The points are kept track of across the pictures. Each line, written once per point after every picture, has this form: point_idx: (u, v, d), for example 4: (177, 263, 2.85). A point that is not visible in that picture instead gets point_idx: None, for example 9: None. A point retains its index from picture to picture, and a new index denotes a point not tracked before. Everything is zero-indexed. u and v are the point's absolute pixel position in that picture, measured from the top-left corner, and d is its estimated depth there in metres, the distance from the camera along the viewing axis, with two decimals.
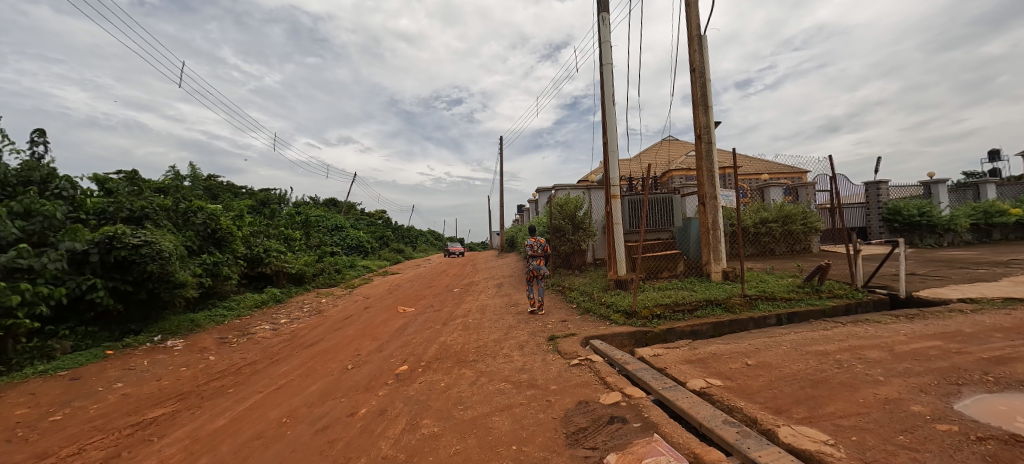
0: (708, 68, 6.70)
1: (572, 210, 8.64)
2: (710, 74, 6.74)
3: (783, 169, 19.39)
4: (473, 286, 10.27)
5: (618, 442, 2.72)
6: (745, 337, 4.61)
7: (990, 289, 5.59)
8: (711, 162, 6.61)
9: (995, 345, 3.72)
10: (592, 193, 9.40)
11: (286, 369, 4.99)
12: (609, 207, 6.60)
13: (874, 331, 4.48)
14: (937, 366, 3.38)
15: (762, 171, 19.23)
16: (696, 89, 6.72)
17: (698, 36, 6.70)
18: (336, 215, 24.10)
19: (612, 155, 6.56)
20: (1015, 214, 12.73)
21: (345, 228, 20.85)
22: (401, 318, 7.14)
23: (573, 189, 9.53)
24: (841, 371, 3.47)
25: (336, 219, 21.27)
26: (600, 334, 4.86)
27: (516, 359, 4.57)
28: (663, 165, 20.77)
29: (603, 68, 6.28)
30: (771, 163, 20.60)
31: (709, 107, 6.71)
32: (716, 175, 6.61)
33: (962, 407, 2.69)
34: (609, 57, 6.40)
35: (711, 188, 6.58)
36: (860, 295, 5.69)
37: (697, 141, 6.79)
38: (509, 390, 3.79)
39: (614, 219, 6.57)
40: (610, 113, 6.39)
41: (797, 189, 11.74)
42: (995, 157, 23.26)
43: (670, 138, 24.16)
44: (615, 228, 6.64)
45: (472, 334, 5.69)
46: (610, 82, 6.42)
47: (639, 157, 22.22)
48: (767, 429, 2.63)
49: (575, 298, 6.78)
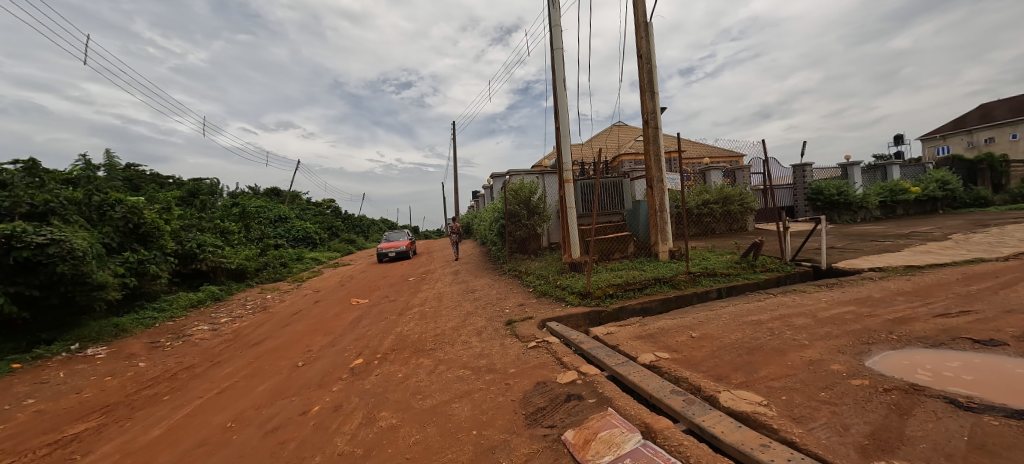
0: (654, 55, 6.90)
1: (527, 195, 8.64)
2: (656, 61, 6.96)
3: (721, 153, 20.79)
4: (429, 274, 10.16)
5: (575, 418, 2.86)
6: (691, 312, 4.89)
7: (894, 259, 6.33)
8: (659, 147, 6.84)
9: (897, 307, 4.23)
10: (545, 178, 9.53)
11: (229, 370, 4.68)
12: (562, 191, 6.61)
13: (801, 299, 4.93)
14: (852, 328, 3.79)
15: (704, 155, 20.43)
16: (644, 76, 6.91)
17: (645, 23, 6.88)
18: (279, 205, 22.49)
19: (565, 139, 6.58)
20: (913, 191, 14.50)
21: (289, 218, 19.62)
22: (354, 310, 6.91)
23: (527, 174, 9.61)
24: (773, 337, 3.79)
25: (279, 209, 19.94)
26: (556, 316, 4.98)
27: (475, 345, 4.56)
28: (613, 150, 21.57)
29: (554, 52, 6.26)
30: (711, 147, 22.07)
31: (655, 93, 6.95)
32: (663, 158, 6.85)
33: (872, 364, 3.06)
34: (561, 42, 6.40)
35: (658, 172, 6.83)
36: (789, 268, 6.18)
37: (645, 125, 7.00)
38: (468, 376, 3.79)
39: (568, 203, 6.63)
40: (562, 96, 6.40)
41: (735, 172, 12.74)
42: (900, 141, 26.04)
43: (618, 123, 25.08)
44: (569, 213, 6.71)
45: (429, 323, 5.62)
46: (562, 66, 6.41)
47: (591, 142, 22.93)
48: (709, 395, 2.93)
49: (532, 282, 6.84)
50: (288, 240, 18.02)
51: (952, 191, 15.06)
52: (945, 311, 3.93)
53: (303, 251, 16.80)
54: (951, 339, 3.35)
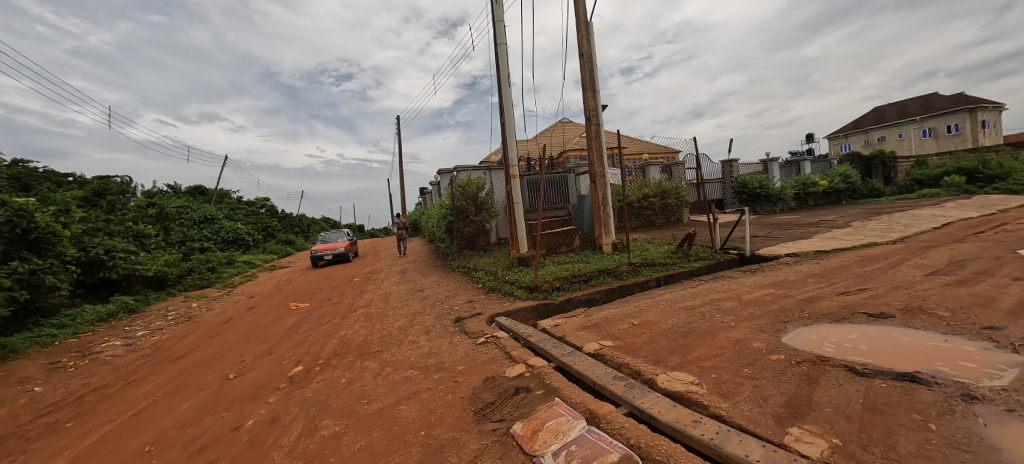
0: (594, 54, 7.14)
1: (474, 191, 8.67)
2: (596, 60, 7.21)
3: (659, 150, 22.15)
4: (375, 274, 9.83)
5: (523, 410, 2.90)
6: (632, 300, 5.14)
7: (806, 244, 7.08)
8: (601, 143, 7.09)
9: (808, 288, 4.73)
10: (493, 173, 9.62)
11: (148, 389, 4.22)
12: (509, 187, 6.65)
13: (729, 284, 5.35)
14: (771, 308, 4.17)
15: (643, 152, 21.68)
16: (585, 74, 7.12)
17: (585, 22, 7.08)
18: (205, 205, 20.55)
19: (510, 135, 6.62)
20: (821, 185, 16.29)
21: (217, 219, 17.98)
22: (293, 315, 6.50)
23: (474, 170, 9.64)
24: (704, 320, 4.07)
25: (205, 209, 18.20)
26: (505, 311, 5.01)
27: (423, 344, 4.47)
28: (559, 146, 22.24)
29: (498, 47, 6.27)
30: (649, 144, 23.47)
31: (596, 91, 7.20)
32: (604, 154, 7.11)
33: (788, 339, 3.39)
34: (504, 37, 6.42)
35: (601, 168, 7.08)
36: (718, 256, 6.68)
37: (587, 122, 7.23)
38: (415, 376, 3.70)
39: (515, 199, 6.71)
40: (507, 92, 6.43)
41: (671, 167, 13.50)
42: (811, 139, 29.14)
43: (564, 121, 25.87)
44: (515, 208, 6.79)
45: (375, 324, 5.43)
46: (506, 61, 6.43)
47: (537, 138, 23.42)
48: (649, 378, 3.09)
49: (480, 278, 6.84)
50: (215, 243, 16.42)
51: (852, 184, 17.12)
52: (846, 290, 4.44)
53: (233, 254, 15.42)
54: (851, 314, 3.80)
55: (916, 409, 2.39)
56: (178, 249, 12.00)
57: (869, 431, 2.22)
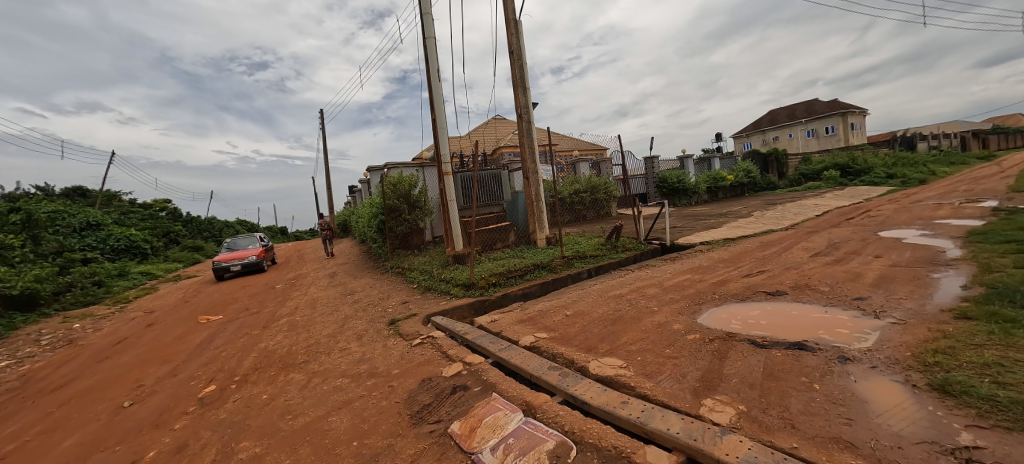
0: (524, 52, 7.30)
1: (406, 189, 8.45)
2: (526, 58, 7.38)
3: (587, 147, 23.36)
4: (301, 279, 9.19)
5: (460, 409, 2.87)
6: (565, 292, 5.34)
7: (717, 233, 7.87)
8: (532, 140, 7.27)
9: (718, 272, 5.25)
10: (426, 170, 9.54)
11: (13, 430, 3.54)
12: (442, 184, 6.59)
13: (652, 272, 5.78)
14: (689, 292, 4.57)
15: (573, 149, 22.74)
16: (516, 71, 7.25)
17: (514, 21, 7.21)
18: (87, 208, 17.65)
19: (442, 131, 6.55)
20: (729, 179, 18.09)
21: (105, 225, 15.55)
22: (204, 330, 5.85)
23: (406, 166, 9.35)
24: (631, 307, 4.35)
25: (86, 214, 15.64)
26: (441, 310, 4.95)
27: (354, 351, 4.27)
28: (493, 143, 22.59)
29: (427, 41, 6.16)
30: (579, 142, 24.65)
31: (527, 89, 7.37)
32: (536, 151, 7.31)
33: (702, 320, 3.74)
34: (434, 31, 6.32)
35: (533, 164, 7.25)
36: (643, 246, 7.16)
37: (519, 119, 7.37)
38: (347, 385, 3.52)
39: (448, 196, 6.66)
40: (437, 87, 6.35)
41: (601, 163, 14.27)
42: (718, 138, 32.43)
43: (498, 119, 26.28)
44: (450, 206, 6.74)
45: (301, 333, 5.08)
46: (435, 56, 6.34)
47: (470, 135, 23.52)
48: (581, 366, 3.22)
49: (414, 278, 6.69)
50: (101, 252, 13.90)
51: (753, 178, 19.28)
52: (749, 272, 5.00)
53: (128, 265, 13.44)
54: (753, 293, 4.27)
55: (804, 373, 2.74)
56: (53, 263, 10.17)
57: (768, 396, 2.51)
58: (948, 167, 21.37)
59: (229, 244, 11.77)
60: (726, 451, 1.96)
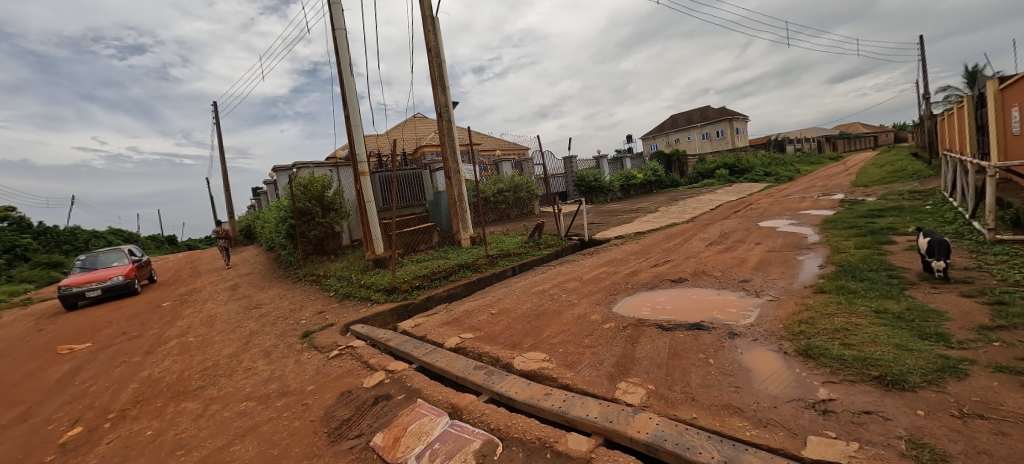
0: (442, 50, 7.23)
1: (320, 190, 7.95)
2: (444, 57, 7.32)
3: (509, 147, 23.94)
4: (193, 295, 8.08)
5: (383, 419, 2.74)
6: (490, 291, 5.40)
7: (629, 227, 8.57)
8: (453, 139, 7.23)
9: (630, 263, 5.71)
10: (341, 170, 9.03)
11: None
12: (359, 185, 6.30)
13: (571, 266, 6.11)
14: (605, 284, 4.90)
15: (495, 148, 23.19)
16: (434, 69, 7.15)
17: (431, 17, 7.08)
18: None
19: (356, 129, 6.22)
20: (639, 178, 19.66)
21: None
22: (63, 363, 4.86)
23: (318, 166, 8.79)
24: (553, 301, 4.53)
25: None
26: (360, 318, 4.72)
27: (261, 370, 3.89)
28: (413, 142, 22.16)
29: (336, 32, 5.79)
30: (502, 142, 25.18)
31: (446, 87, 7.30)
32: (457, 150, 7.28)
33: (617, 309, 4.02)
34: (344, 22, 5.95)
35: (455, 164, 7.21)
36: (563, 242, 7.51)
37: (439, 118, 7.27)
38: (253, 408, 3.18)
39: (366, 197, 6.36)
40: (349, 81, 6.04)
41: (523, 162, 14.67)
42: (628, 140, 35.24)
43: (418, 117, 25.79)
44: (368, 208, 6.46)
45: (195, 356, 4.49)
46: (346, 48, 5.98)
47: (389, 134, 22.73)
48: (506, 363, 3.27)
49: (331, 285, 6.29)
50: None
51: (659, 177, 21.13)
52: (656, 262, 5.51)
53: None
54: (660, 281, 4.70)
55: (702, 350, 3.07)
56: None
57: (673, 373, 2.77)
58: (808, 166, 25.77)
59: (81, 262, 9.26)
60: (637, 429, 2.12)
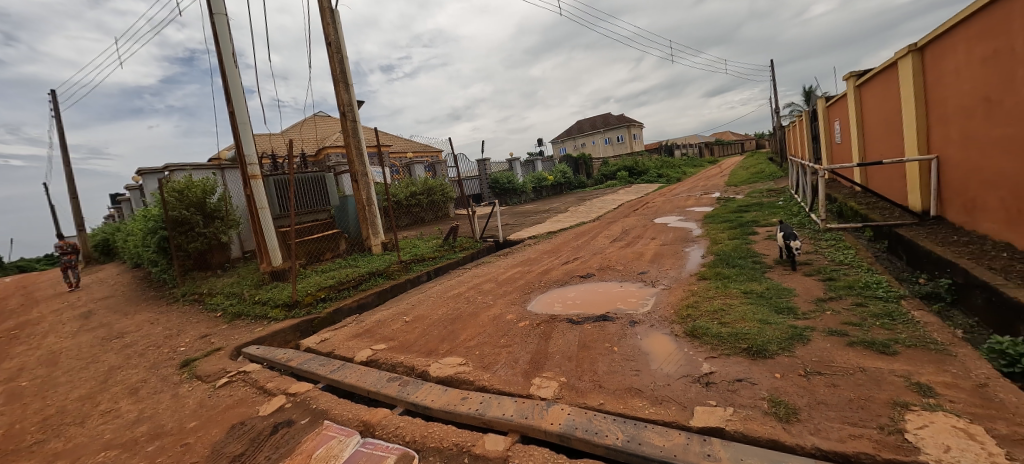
0: (344, 46, 6.84)
1: (201, 195, 7.01)
2: (346, 53, 6.92)
3: (422, 149, 23.49)
4: (22, 331, 6.48)
5: (287, 448, 2.51)
6: (403, 298, 5.27)
7: (541, 227, 9.02)
8: (359, 140, 6.88)
9: (542, 262, 6.02)
10: (227, 173, 8.12)
11: None
12: (249, 189, 5.69)
13: (485, 269, 6.24)
14: (518, 283, 5.09)
15: (407, 151, 22.63)
16: (335, 65, 6.73)
17: (329, 9, 6.64)
18: None
19: (243, 126, 5.58)
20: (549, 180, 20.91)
21: None
22: None
23: (197, 169, 7.81)
24: (469, 304, 4.58)
25: None
26: (255, 339, 4.28)
27: (126, 411, 3.30)
28: (315, 144, 20.62)
29: (213, 18, 5.15)
30: (415, 144, 24.64)
31: (350, 85, 6.91)
32: (364, 152, 6.93)
33: (532, 307, 4.19)
34: (223, 7, 5.31)
35: (362, 166, 6.86)
36: (479, 244, 7.62)
37: (343, 117, 6.85)
38: (116, 457, 2.67)
39: (258, 203, 5.77)
40: (232, 73, 5.44)
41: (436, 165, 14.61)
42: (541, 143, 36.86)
43: (321, 117, 24.01)
44: (262, 215, 5.88)
45: (29, 405, 3.63)
46: (227, 36, 5.34)
47: (285, 134, 20.77)
48: (422, 371, 3.21)
49: (217, 305, 5.59)
50: None
51: (568, 178, 22.34)
52: (566, 260, 5.88)
53: None
54: (570, 278, 5.01)
55: (607, 339, 3.35)
56: None
57: (582, 364, 2.98)
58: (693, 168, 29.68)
59: None
60: (551, 421, 2.25)
